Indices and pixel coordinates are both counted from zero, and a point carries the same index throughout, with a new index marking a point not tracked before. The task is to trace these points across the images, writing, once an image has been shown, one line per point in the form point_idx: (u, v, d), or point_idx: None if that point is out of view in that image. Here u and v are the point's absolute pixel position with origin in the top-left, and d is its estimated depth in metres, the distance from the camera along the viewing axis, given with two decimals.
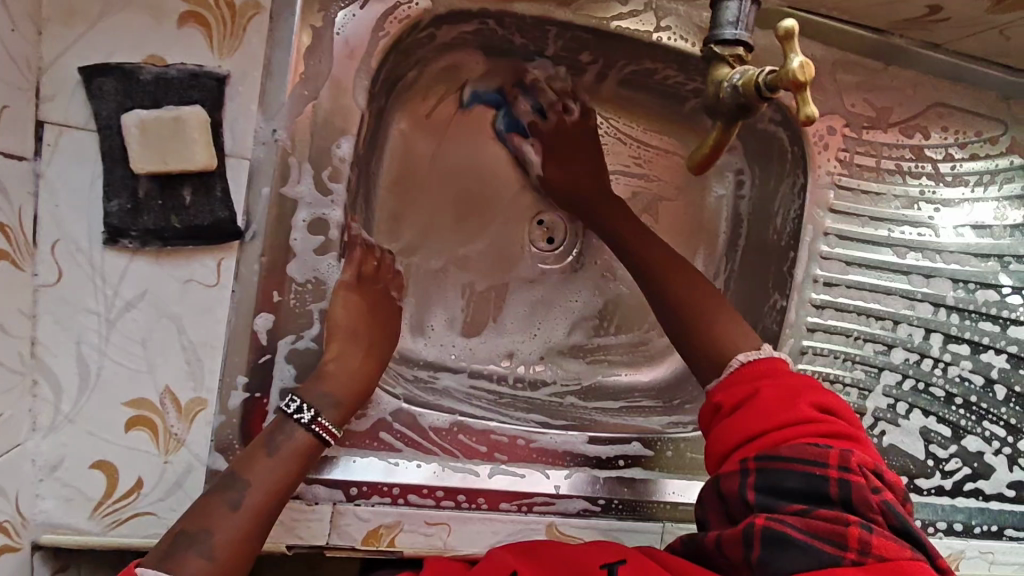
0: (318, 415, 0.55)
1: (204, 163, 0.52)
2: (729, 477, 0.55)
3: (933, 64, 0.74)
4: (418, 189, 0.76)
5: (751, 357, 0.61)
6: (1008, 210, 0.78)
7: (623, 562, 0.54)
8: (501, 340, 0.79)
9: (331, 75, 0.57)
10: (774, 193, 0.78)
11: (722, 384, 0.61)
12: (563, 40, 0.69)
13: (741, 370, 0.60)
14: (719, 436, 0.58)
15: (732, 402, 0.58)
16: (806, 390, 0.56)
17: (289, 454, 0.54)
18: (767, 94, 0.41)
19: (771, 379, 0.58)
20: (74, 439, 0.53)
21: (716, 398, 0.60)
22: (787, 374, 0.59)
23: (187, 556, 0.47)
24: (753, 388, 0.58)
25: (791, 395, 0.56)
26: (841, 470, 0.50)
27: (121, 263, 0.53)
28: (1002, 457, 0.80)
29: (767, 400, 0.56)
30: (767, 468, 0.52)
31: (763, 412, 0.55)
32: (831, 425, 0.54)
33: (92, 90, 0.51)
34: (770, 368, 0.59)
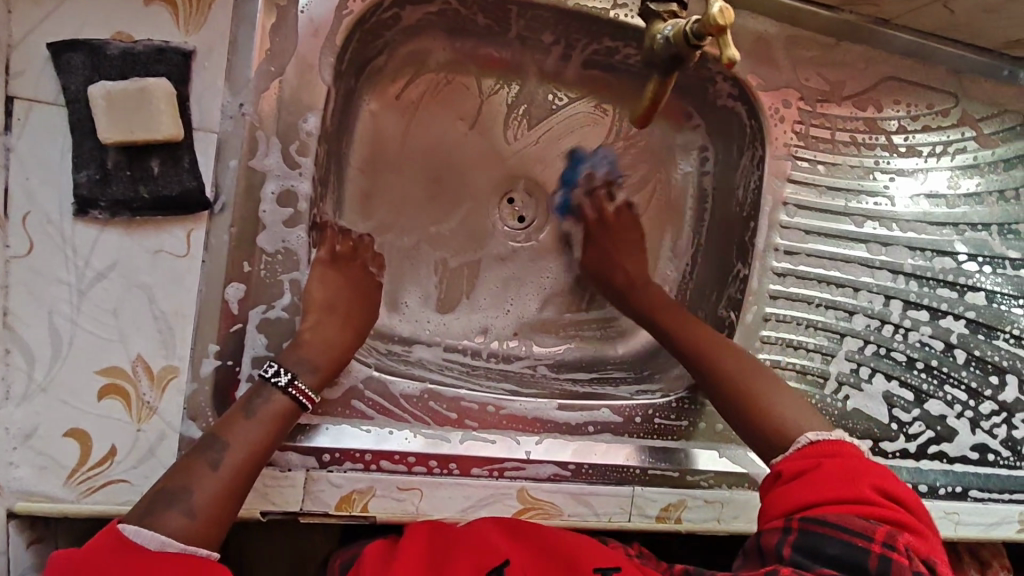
0: (294, 378, 0.57)
1: (169, 133, 0.53)
2: (770, 531, 0.55)
3: (883, 39, 0.77)
4: (382, 170, 0.77)
5: (820, 436, 0.59)
6: (960, 179, 0.81)
7: (617, 569, 0.57)
8: (474, 316, 0.81)
9: (297, 52, 0.59)
10: (734, 166, 0.80)
11: (787, 455, 0.60)
12: (525, 19, 0.71)
13: (807, 447, 0.59)
14: (771, 496, 0.58)
15: (792, 468, 0.58)
16: (869, 471, 0.56)
17: (268, 416, 0.55)
18: (694, 44, 0.44)
19: (835, 454, 0.57)
20: (47, 407, 0.54)
21: (776, 464, 0.60)
22: (857, 455, 0.57)
23: (169, 512, 0.48)
24: (816, 460, 0.57)
25: (854, 473, 0.55)
26: (884, 548, 0.50)
27: (92, 233, 0.54)
28: (964, 420, 0.82)
29: (827, 471, 0.56)
30: (810, 530, 0.52)
31: (820, 482, 0.55)
32: (888, 508, 0.53)
33: (61, 65, 0.52)
34: (840, 448, 0.58)
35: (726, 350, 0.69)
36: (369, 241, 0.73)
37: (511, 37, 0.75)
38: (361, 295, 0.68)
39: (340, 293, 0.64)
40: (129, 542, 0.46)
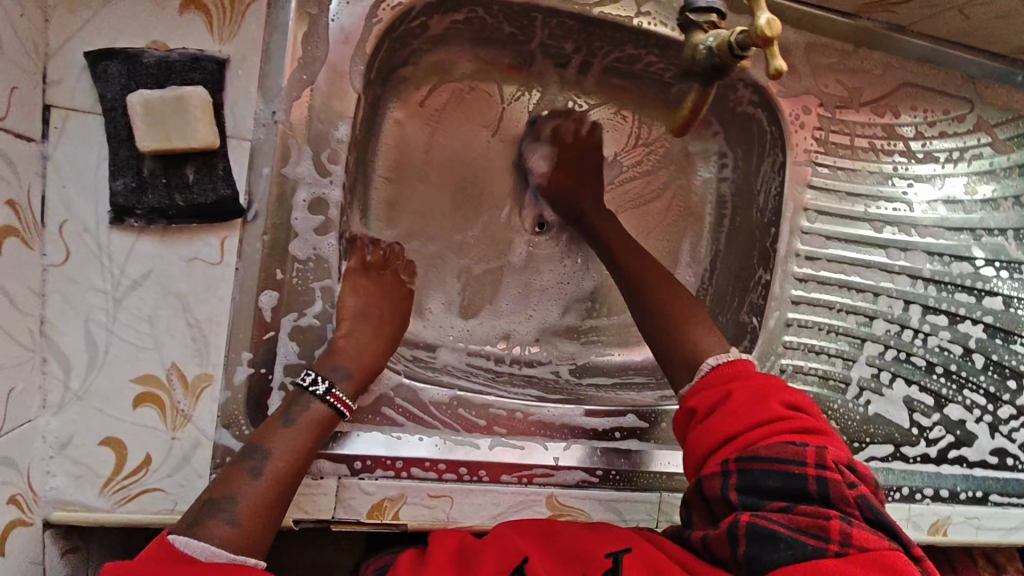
0: (331, 386, 0.57)
1: (205, 141, 0.54)
2: (711, 479, 0.55)
3: (901, 45, 0.77)
4: (407, 178, 0.77)
5: (722, 360, 0.62)
6: (977, 185, 0.82)
7: (628, 550, 0.55)
8: (497, 322, 0.82)
9: (329, 61, 0.59)
10: (754, 172, 0.81)
11: (698, 387, 0.62)
12: (549, 28, 0.71)
13: (713, 375, 0.61)
14: (696, 439, 0.59)
15: (706, 406, 0.60)
16: (775, 390, 0.58)
17: (308, 425, 0.55)
18: (739, 53, 0.42)
19: (740, 382, 0.59)
20: (83, 416, 0.54)
21: (689, 403, 0.61)
22: (756, 377, 0.60)
23: (213, 521, 0.48)
24: (725, 391, 0.59)
25: (763, 396, 0.57)
26: (819, 467, 0.51)
27: (128, 241, 0.54)
28: (983, 424, 0.83)
29: (740, 401, 0.57)
30: (748, 469, 0.53)
31: (738, 415, 0.56)
32: (803, 422, 0.55)
33: (98, 74, 0.52)
34: (741, 371, 0.61)
35: (659, 280, 0.71)
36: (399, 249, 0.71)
37: (533, 46, 0.75)
38: (390, 300, 0.67)
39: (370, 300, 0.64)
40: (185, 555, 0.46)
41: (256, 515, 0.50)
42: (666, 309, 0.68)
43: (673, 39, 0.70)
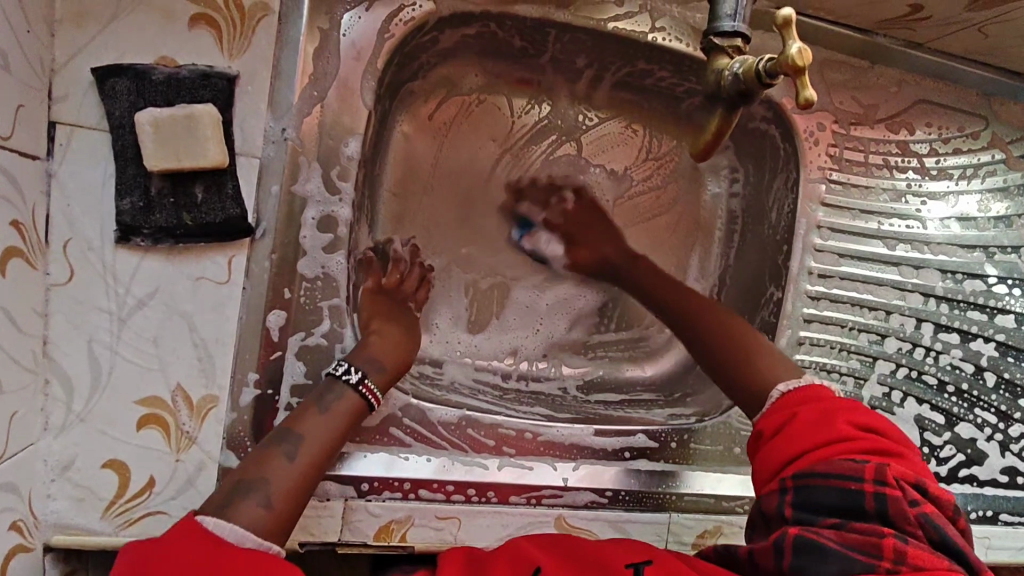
0: (364, 377, 0.57)
1: (215, 159, 0.52)
2: (768, 497, 0.54)
3: (915, 62, 0.76)
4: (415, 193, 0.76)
5: (791, 387, 0.60)
6: (991, 202, 0.81)
7: (649, 562, 0.53)
8: (505, 336, 0.81)
9: (339, 76, 0.58)
10: (767, 187, 0.80)
11: (765, 411, 0.60)
12: (561, 42, 0.70)
13: (781, 400, 0.60)
14: (759, 460, 0.57)
15: (770, 426, 0.58)
16: (842, 410, 0.56)
17: (340, 414, 0.55)
18: (766, 81, 0.42)
19: (808, 404, 0.58)
20: (86, 438, 0.53)
21: (758, 426, 0.60)
22: (827, 399, 0.58)
23: (246, 502, 0.47)
24: (791, 412, 0.58)
25: (829, 416, 0.55)
26: (877, 484, 0.49)
27: (133, 260, 0.53)
28: (994, 443, 0.81)
29: (805, 421, 0.56)
30: (804, 485, 0.52)
31: (800, 434, 0.55)
32: (870, 443, 0.53)
33: (105, 90, 0.51)
34: (812, 394, 0.59)
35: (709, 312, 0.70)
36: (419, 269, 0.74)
37: (544, 60, 0.74)
38: (402, 317, 0.67)
39: (382, 317, 0.65)
40: (207, 533, 0.44)
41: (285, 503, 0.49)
42: (726, 333, 0.67)
43: (688, 55, 0.69)
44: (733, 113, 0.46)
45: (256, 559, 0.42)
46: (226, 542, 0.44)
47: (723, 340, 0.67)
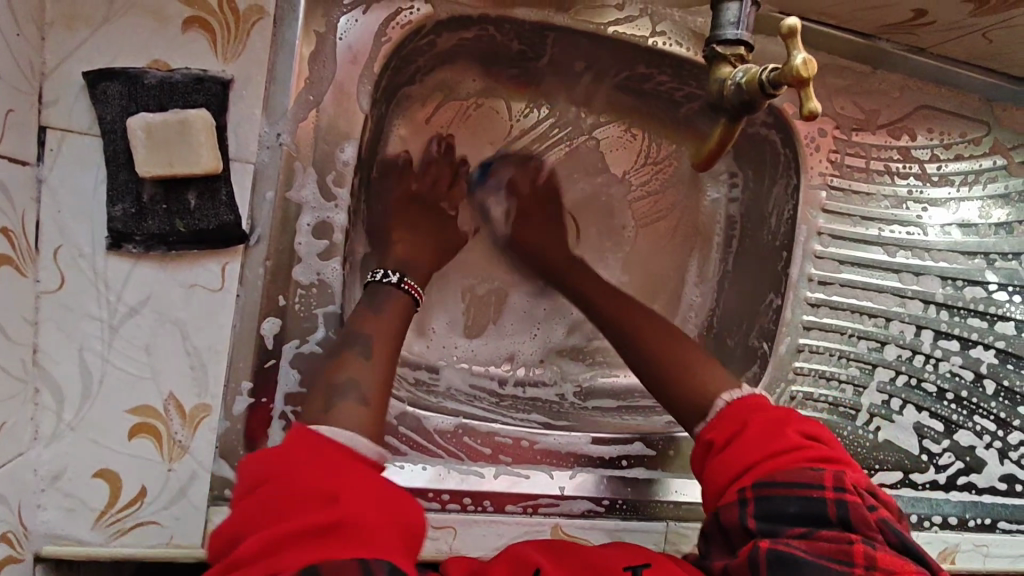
0: (403, 276, 0.63)
1: (209, 165, 0.52)
2: (728, 508, 0.52)
3: (917, 67, 0.76)
4: (413, 198, 0.71)
5: (735, 395, 0.59)
6: (992, 209, 0.81)
7: (647, 565, 0.52)
8: (502, 342, 0.80)
9: (335, 80, 0.58)
10: (766, 193, 0.79)
11: (710, 422, 0.59)
12: (560, 46, 0.69)
13: (727, 408, 0.59)
14: (711, 470, 0.56)
15: (721, 436, 0.57)
16: (789, 417, 0.56)
17: (395, 310, 0.60)
18: (770, 91, 0.41)
19: (755, 412, 0.57)
20: (77, 447, 0.53)
21: (706, 434, 0.58)
22: (770, 406, 0.58)
23: (341, 405, 0.50)
24: (741, 421, 0.57)
25: (780, 424, 0.55)
26: (838, 491, 0.49)
27: (125, 267, 0.52)
28: (993, 450, 0.81)
29: (756, 430, 0.55)
30: (766, 495, 0.51)
31: (755, 443, 0.54)
32: (820, 449, 0.53)
33: (97, 94, 0.50)
34: (755, 404, 0.58)
35: (637, 317, 0.70)
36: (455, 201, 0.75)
37: (543, 63, 0.73)
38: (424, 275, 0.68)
39: (409, 268, 0.67)
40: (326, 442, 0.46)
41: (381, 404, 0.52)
42: (655, 342, 0.67)
43: (688, 60, 0.69)
44: (736, 123, 0.45)
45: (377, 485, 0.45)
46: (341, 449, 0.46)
47: (656, 348, 0.66)
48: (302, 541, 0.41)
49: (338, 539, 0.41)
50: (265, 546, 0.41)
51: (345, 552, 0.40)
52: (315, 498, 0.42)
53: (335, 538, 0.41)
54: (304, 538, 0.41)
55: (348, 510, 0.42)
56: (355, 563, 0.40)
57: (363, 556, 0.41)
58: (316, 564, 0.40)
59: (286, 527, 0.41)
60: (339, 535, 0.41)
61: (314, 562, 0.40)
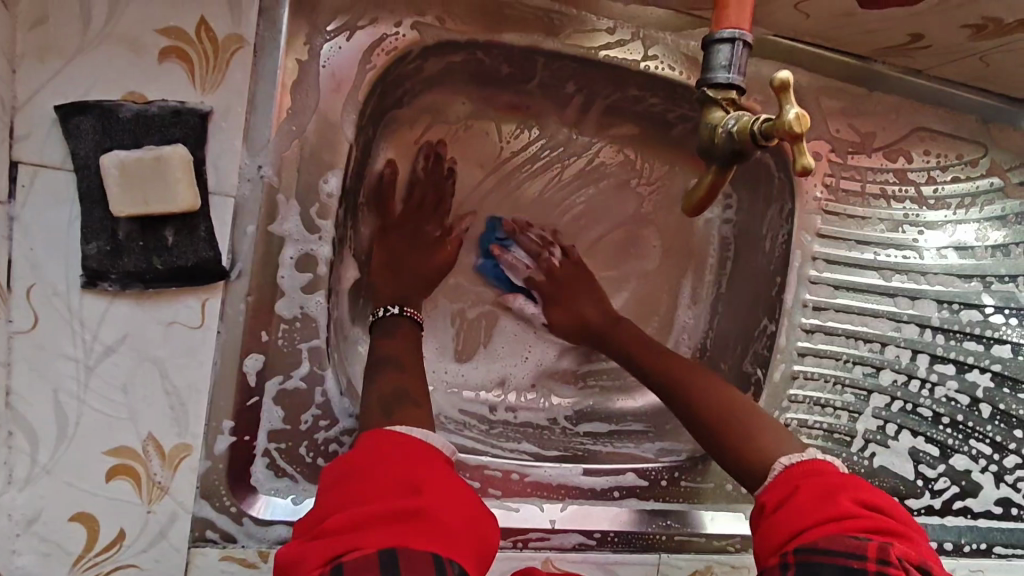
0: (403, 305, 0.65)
1: (187, 204, 0.50)
2: (767, 573, 0.46)
3: (913, 88, 0.75)
4: (405, 223, 0.72)
5: (795, 459, 0.53)
6: (989, 231, 0.79)
7: None
8: (493, 366, 0.79)
9: (319, 109, 0.56)
10: (761, 217, 0.78)
11: (766, 488, 0.53)
12: (551, 70, 0.68)
13: (781, 474, 0.52)
14: (762, 534, 0.49)
15: (771, 501, 0.51)
16: (846, 484, 0.49)
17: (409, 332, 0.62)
18: (761, 142, 0.40)
19: (811, 476, 0.51)
20: (52, 491, 0.51)
21: (760, 499, 0.52)
22: (836, 473, 0.51)
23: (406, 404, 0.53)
24: (794, 487, 0.50)
25: (833, 489, 0.48)
26: (882, 564, 0.42)
27: (100, 305, 0.51)
28: (988, 474, 0.80)
29: (806, 494, 0.49)
30: (807, 560, 0.44)
31: (805, 506, 0.48)
32: (877, 520, 0.46)
33: (69, 129, 0.49)
34: (818, 469, 0.52)
35: (675, 363, 0.67)
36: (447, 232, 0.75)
37: (533, 86, 0.72)
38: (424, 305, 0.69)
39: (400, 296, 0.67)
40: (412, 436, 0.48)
41: (416, 415, 0.52)
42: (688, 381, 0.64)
43: (681, 83, 0.67)
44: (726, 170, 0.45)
45: (453, 479, 0.46)
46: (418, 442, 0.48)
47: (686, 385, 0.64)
48: (385, 523, 0.42)
49: (416, 529, 0.41)
50: (349, 523, 0.42)
51: (422, 543, 0.41)
52: (402, 486, 0.44)
53: (415, 528, 0.42)
54: (386, 521, 0.42)
55: (431, 504, 0.43)
56: (429, 556, 0.40)
57: (437, 552, 0.41)
58: (394, 546, 0.40)
59: (373, 508, 0.42)
60: (418, 525, 0.42)
61: (392, 544, 0.40)
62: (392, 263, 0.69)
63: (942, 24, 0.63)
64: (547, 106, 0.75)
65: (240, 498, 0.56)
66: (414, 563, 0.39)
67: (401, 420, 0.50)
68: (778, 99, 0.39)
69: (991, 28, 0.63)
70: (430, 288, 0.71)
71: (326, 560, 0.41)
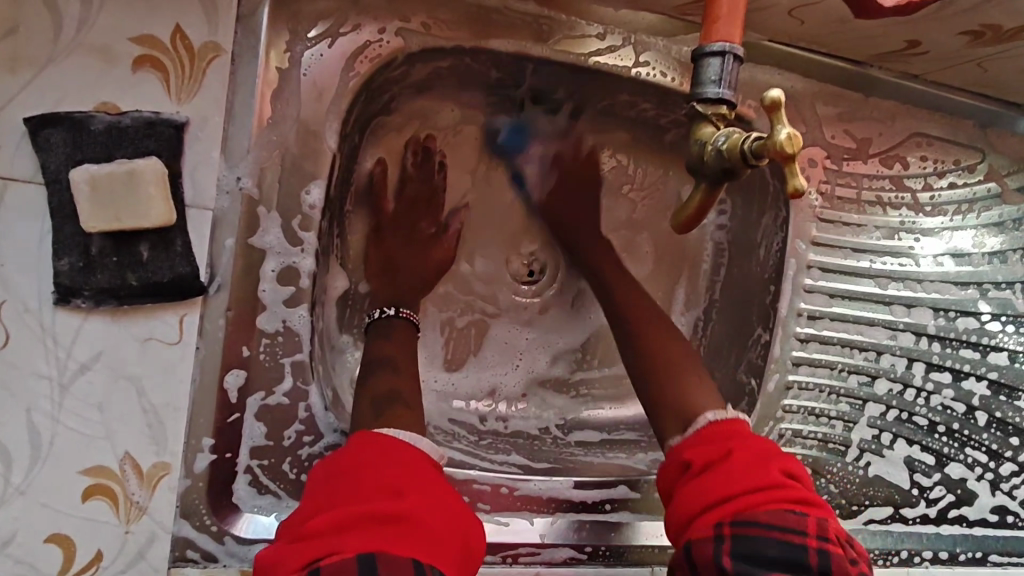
0: (398, 307, 0.64)
1: (161, 219, 0.49)
2: (700, 542, 0.47)
3: (910, 93, 0.74)
4: (400, 224, 0.71)
5: (719, 418, 0.54)
6: (986, 238, 0.78)
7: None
8: (483, 375, 0.77)
9: (300, 118, 0.55)
10: (754, 224, 0.77)
11: (689, 441, 0.54)
12: (541, 75, 0.66)
13: (708, 432, 0.53)
14: (683, 493, 0.50)
15: (701, 460, 0.51)
16: (774, 450, 0.51)
17: (402, 335, 0.61)
18: (752, 162, 0.39)
19: (736, 438, 0.52)
20: (26, 512, 0.49)
21: (683, 454, 0.53)
22: (754, 436, 0.53)
23: (396, 409, 0.51)
24: (723, 448, 0.51)
25: (764, 457, 0.50)
26: (820, 539, 0.45)
27: (74, 322, 0.49)
28: (984, 482, 0.78)
29: (739, 459, 0.49)
30: (745, 533, 0.45)
31: (736, 473, 0.48)
32: (803, 488, 0.49)
33: (39, 142, 0.47)
34: (740, 430, 0.53)
35: (698, 392, 0.58)
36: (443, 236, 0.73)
37: (522, 91, 0.70)
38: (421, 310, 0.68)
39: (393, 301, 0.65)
40: (403, 441, 0.47)
41: (404, 421, 0.51)
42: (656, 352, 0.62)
43: (673, 90, 0.66)
44: (716, 187, 0.44)
45: (442, 487, 0.45)
46: (407, 448, 0.47)
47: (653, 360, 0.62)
48: (365, 526, 0.41)
49: (397, 533, 0.41)
50: (329, 525, 0.41)
51: (404, 548, 0.40)
52: (384, 489, 0.43)
53: (396, 532, 0.41)
54: (367, 523, 0.41)
55: (413, 507, 0.42)
56: (410, 563, 0.39)
57: (417, 558, 0.40)
58: (374, 549, 0.39)
59: (355, 510, 0.41)
60: (400, 530, 0.41)
61: (372, 548, 0.39)
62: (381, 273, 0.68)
63: (939, 31, 0.62)
64: (538, 111, 0.73)
65: (222, 517, 0.55)
66: (394, 569, 0.38)
67: (389, 424, 0.49)
68: (769, 118, 0.37)
69: (990, 35, 0.62)
70: (426, 291, 0.69)
71: (304, 563, 0.40)
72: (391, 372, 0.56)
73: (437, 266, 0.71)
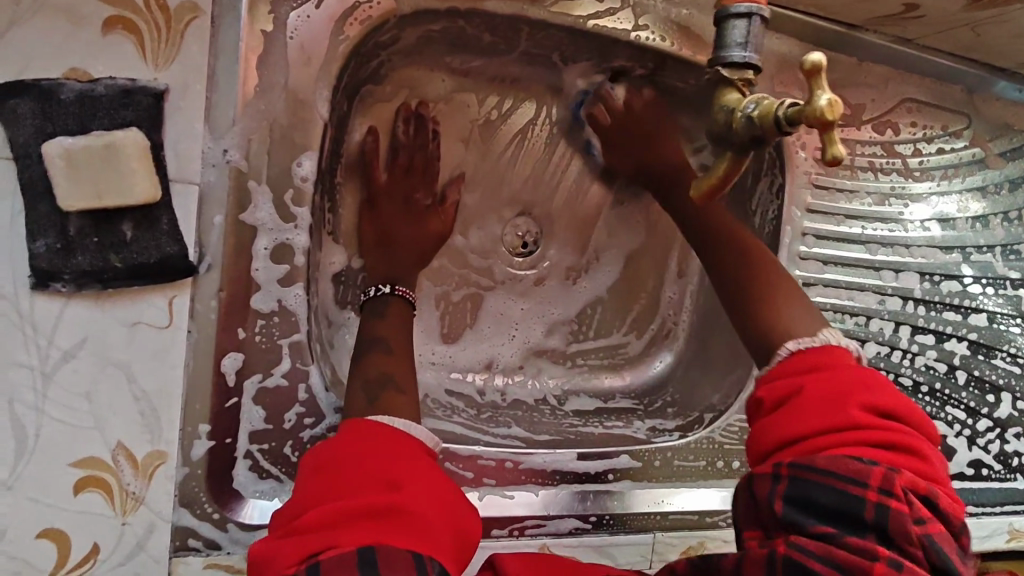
0: (395, 285, 0.62)
1: (145, 196, 0.46)
2: (759, 479, 0.45)
3: (902, 57, 0.73)
4: (394, 194, 0.68)
5: (804, 344, 0.50)
6: (970, 202, 0.80)
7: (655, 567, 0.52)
8: (481, 346, 0.76)
9: (288, 87, 0.52)
10: (750, 192, 0.77)
11: (772, 372, 0.51)
12: (534, 40, 0.64)
13: (789, 360, 0.50)
14: (755, 433, 0.48)
15: (774, 396, 0.48)
16: (858, 389, 0.45)
17: (399, 312, 0.59)
18: (784, 128, 0.38)
19: (820, 372, 0.48)
20: (15, 508, 0.47)
21: (758, 392, 0.50)
22: (847, 370, 0.47)
23: (392, 392, 0.50)
24: (798, 383, 0.48)
25: (842, 396, 0.45)
26: (883, 493, 0.40)
27: (55, 307, 0.46)
28: (962, 438, 0.80)
29: (812, 398, 0.46)
30: (803, 477, 0.43)
31: (807, 412, 0.45)
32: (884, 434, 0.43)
33: (5, 113, 0.44)
34: (827, 362, 0.48)
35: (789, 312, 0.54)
36: (444, 208, 0.71)
37: (516, 56, 0.68)
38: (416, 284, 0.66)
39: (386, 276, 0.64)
40: (400, 431, 0.46)
41: (402, 403, 0.49)
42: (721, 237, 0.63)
43: (672, 55, 0.64)
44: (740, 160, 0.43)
45: (440, 478, 0.44)
46: (403, 436, 0.45)
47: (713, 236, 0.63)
48: (361, 519, 0.39)
49: (392, 526, 0.40)
50: (324, 519, 0.40)
51: (402, 540, 0.39)
52: (377, 481, 0.42)
53: (391, 524, 0.40)
54: (361, 517, 0.40)
55: (410, 499, 0.41)
56: (408, 554, 0.38)
57: (415, 549, 0.39)
58: (371, 543, 0.38)
59: (348, 502, 0.40)
60: (397, 523, 0.40)
61: (370, 542, 0.38)
62: (380, 247, 0.66)
63: None
64: (529, 77, 0.71)
65: (223, 505, 0.53)
66: (392, 562, 0.37)
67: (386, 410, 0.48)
68: (807, 83, 0.37)
69: None
70: (423, 266, 0.68)
71: (299, 559, 0.39)
72: (392, 352, 0.54)
73: (433, 240, 0.69)
